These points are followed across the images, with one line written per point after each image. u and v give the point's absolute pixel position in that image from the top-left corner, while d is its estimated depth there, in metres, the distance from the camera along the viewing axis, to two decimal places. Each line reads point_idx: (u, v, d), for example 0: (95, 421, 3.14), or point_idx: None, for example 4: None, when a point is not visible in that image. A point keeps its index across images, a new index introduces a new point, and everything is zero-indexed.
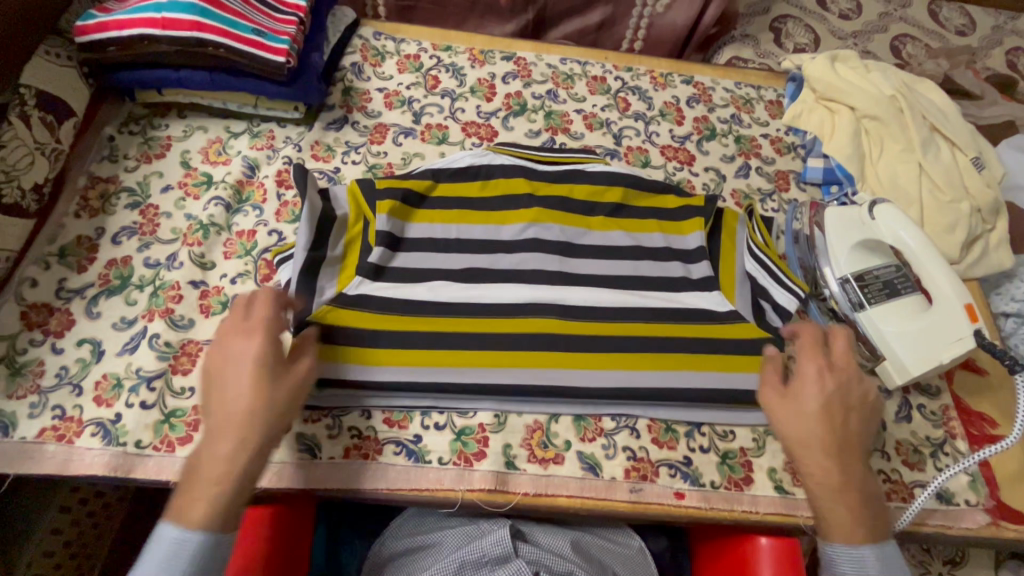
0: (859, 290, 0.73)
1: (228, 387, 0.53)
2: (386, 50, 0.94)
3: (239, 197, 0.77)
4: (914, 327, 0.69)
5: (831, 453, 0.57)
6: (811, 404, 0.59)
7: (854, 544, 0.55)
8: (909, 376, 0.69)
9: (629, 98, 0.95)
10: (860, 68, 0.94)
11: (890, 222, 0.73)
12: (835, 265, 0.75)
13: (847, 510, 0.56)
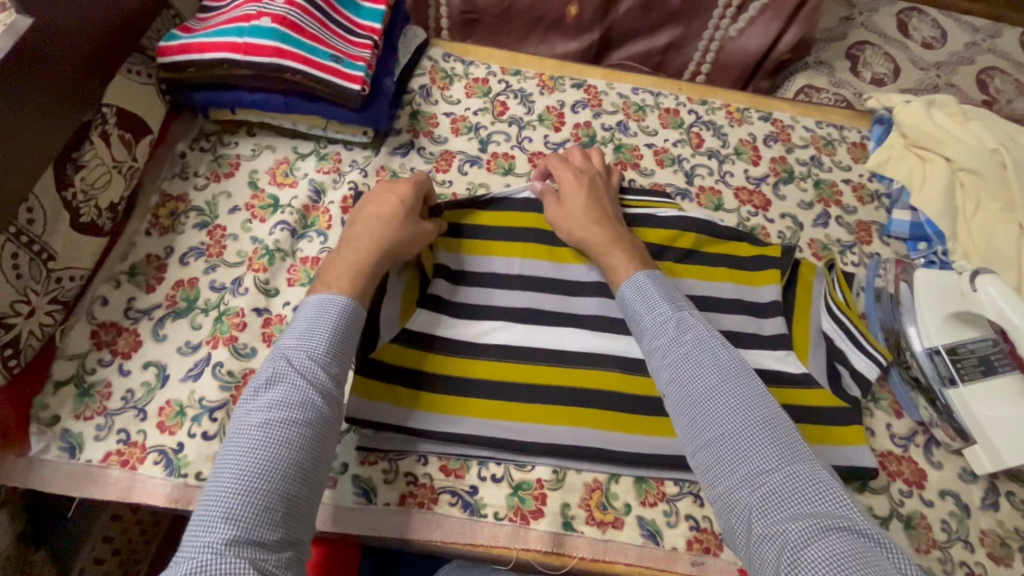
0: (952, 364, 0.69)
1: (376, 210, 0.67)
2: (454, 72, 0.92)
3: (304, 222, 0.76)
4: (1011, 411, 0.65)
5: (594, 224, 0.71)
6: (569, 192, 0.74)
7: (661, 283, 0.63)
8: (1004, 466, 0.65)
9: (703, 134, 0.91)
10: (957, 115, 0.88)
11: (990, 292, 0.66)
12: (924, 332, 0.71)
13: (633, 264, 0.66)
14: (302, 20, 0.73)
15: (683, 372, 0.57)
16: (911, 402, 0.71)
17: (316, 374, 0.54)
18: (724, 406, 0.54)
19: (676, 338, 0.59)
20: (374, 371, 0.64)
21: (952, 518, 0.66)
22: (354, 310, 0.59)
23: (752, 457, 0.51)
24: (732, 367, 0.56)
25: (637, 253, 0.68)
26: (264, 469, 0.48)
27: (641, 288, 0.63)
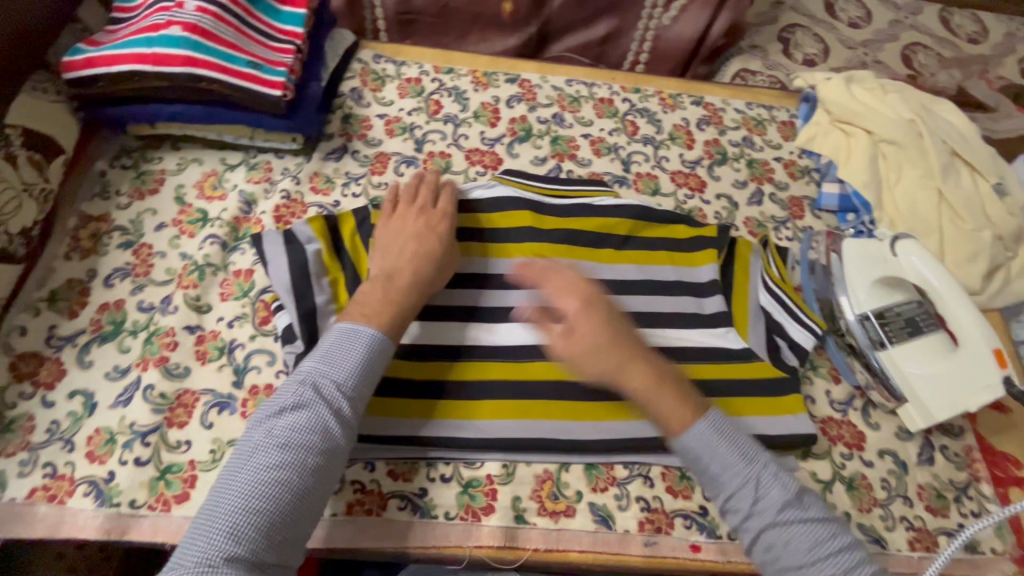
0: (880, 328, 0.71)
1: (410, 229, 0.69)
2: (386, 73, 0.91)
3: (236, 234, 0.74)
4: (938, 369, 0.67)
5: (630, 360, 0.60)
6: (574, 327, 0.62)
7: (689, 425, 0.59)
8: (934, 420, 0.67)
9: (637, 121, 0.92)
10: (876, 89, 0.92)
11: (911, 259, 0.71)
12: (854, 299, 0.73)
13: (675, 399, 0.60)
14: (215, 27, 0.71)
15: (715, 472, 0.58)
16: (847, 367, 0.74)
17: (335, 406, 0.55)
18: (742, 500, 0.57)
19: (694, 434, 0.59)
20: None
21: (891, 476, 0.69)
22: (382, 346, 0.60)
23: (774, 534, 0.55)
24: (741, 462, 0.58)
25: (663, 372, 0.61)
26: (273, 493, 0.50)
27: (683, 438, 0.59)
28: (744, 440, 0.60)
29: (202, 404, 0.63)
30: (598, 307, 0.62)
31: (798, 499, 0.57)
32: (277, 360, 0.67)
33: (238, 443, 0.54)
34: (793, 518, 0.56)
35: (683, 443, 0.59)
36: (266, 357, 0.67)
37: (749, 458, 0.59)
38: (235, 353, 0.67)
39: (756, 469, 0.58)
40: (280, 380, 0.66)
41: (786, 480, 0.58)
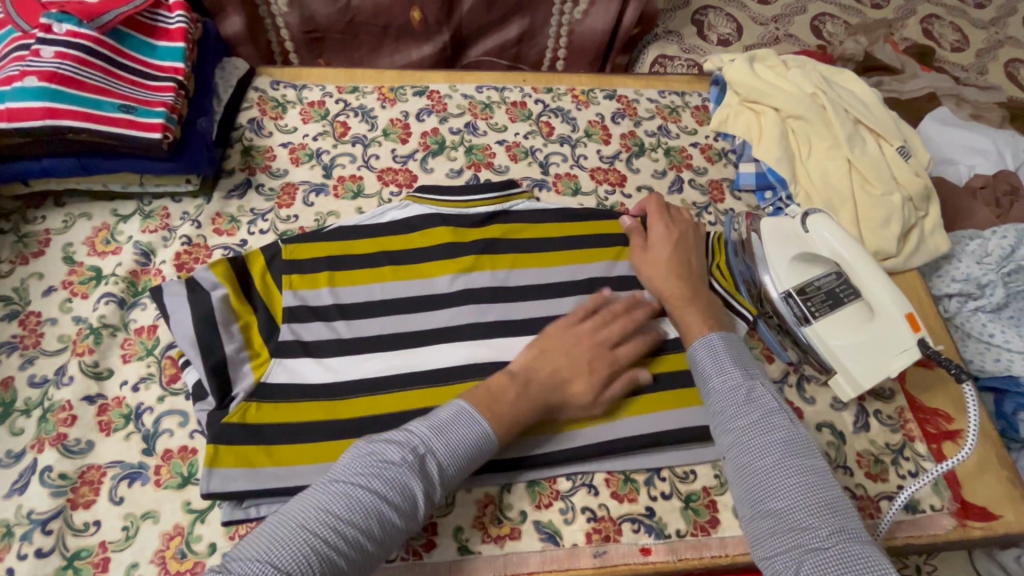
0: (802, 305, 0.71)
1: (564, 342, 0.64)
2: (286, 99, 0.87)
3: (134, 289, 0.69)
4: (860, 338, 0.68)
5: (672, 274, 0.71)
6: (649, 249, 0.74)
7: (704, 336, 0.64)
8: (861, 389, 0.68)
9: (552, 122, 0.91)
10: (778, 67, 0.93)
11: (824, 233, 0.72)
12: (776, 277, 0.74)
13: (692, 313, 0.67)
14: (78, 72, 0.66)
15: (712, 380, 0.60)
16: (779, 346, 0.75)
17: (431, 479, 0.53)
18: (729, 397, 0.58)
19: (705, 345, 0.63)
20: (231, 437, 0.60)
21: (831, 448, 0.70)
22: (490, 445, 0.56)
23: (747, 439, 0.55)
24: (739, 371, 0.60)
25: (694, 295, 0.69)
26: (338, 540, 0.46)
27: (714, 351, 0.62)
28: (746, 358, 0.62)
29: (110, 479, 0.59)
30: (680, 230, 0.75)
31: (791, 417, 0.57)
32: (190, 420, 0.63)
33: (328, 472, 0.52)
34: (772, 433, 0.55)
35: (710, 390, 0.60)
36: (177, 419, 0.63)
37: (750, 371, 0.61)
38: (142, 418, 0.62)
39: (756, 381, 0.59)
40: (195, 441, 0.62)
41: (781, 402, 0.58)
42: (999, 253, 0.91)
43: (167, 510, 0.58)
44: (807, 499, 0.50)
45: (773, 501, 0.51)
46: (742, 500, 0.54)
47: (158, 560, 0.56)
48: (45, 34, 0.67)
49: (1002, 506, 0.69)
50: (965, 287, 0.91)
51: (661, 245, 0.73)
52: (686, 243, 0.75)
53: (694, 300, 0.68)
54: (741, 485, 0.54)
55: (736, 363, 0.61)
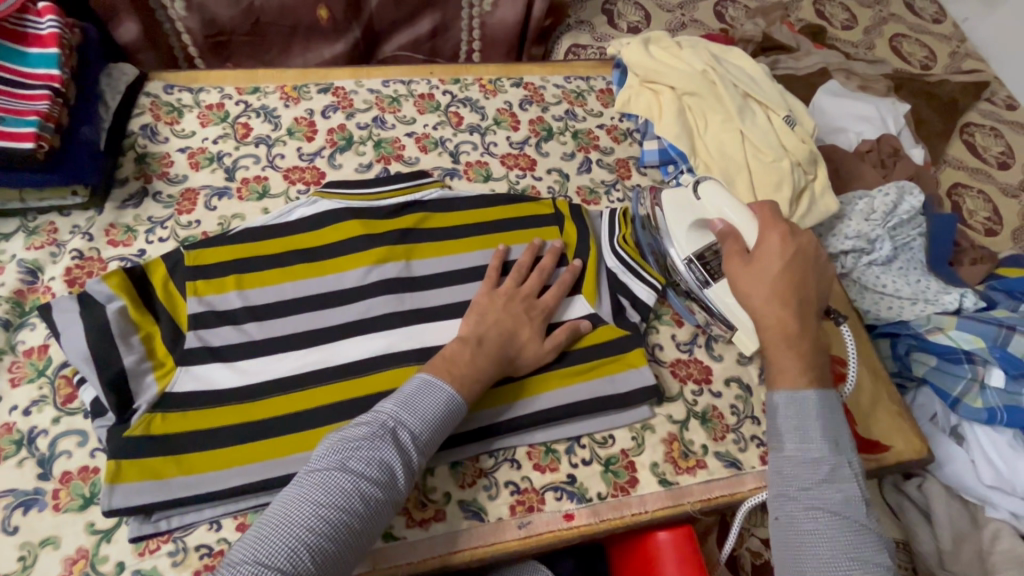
0: (701, 269, 0.75)
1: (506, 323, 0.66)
2: (182, 103, 0.85)
3: (21, 310, 0.66)
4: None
5: (797, 306, 0.65)
6: (757, 267, 0.67)
7: (798, 390, 0.62)
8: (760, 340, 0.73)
9: (461, 111, 0.92)
10: (672, 47, 0.98)
11: (714, 198, 0.75)
12: (678, 247, 0.76)
13: (789, 359, 0.63)
14: None
15: (787, 439, 0.62)
16: (686, 310, 0.79)
17: (407, 456, 0.54)
18: (806, 473, 0.59)
19: (791, 398, 0.62)
20: (134, 450, 0.58)
21: (739, 400, 0.74)
22: (458, 408, 0.58)
23: (807, 516, 0.57)
24: (824, 446, 0.60)
25: (802, 331, 0.64)
26: (324, 529, 0.47)
27: (800, 408, 0.62)
28: (839, 415, 0.62)
29: (2, 509, 0.56)
30: (800, 246, 0.68)
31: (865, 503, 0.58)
32: (90, 439, 0.60)
33: (301, 471, 0.52)
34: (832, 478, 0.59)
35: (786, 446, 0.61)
36: (76, 439, 0.60)
37: (838, 444, 0.60)
38: (36, 442, 0.59)
39: (841, 460, 0.60)
40: (97, 460, 0.59)
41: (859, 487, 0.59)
42: (884, 210, 0.98)
43: (69, 535, 0.55)
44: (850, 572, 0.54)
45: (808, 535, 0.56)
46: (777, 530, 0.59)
47: None
48: None
49: (894, 438, 0.75)
50: (858, 242, 0.97)
51: (771, 258, 0.67)
52: (801, 248, 0.68)
53: (796, 345, 0.64)
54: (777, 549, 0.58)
55: (823, 413, 0.61)
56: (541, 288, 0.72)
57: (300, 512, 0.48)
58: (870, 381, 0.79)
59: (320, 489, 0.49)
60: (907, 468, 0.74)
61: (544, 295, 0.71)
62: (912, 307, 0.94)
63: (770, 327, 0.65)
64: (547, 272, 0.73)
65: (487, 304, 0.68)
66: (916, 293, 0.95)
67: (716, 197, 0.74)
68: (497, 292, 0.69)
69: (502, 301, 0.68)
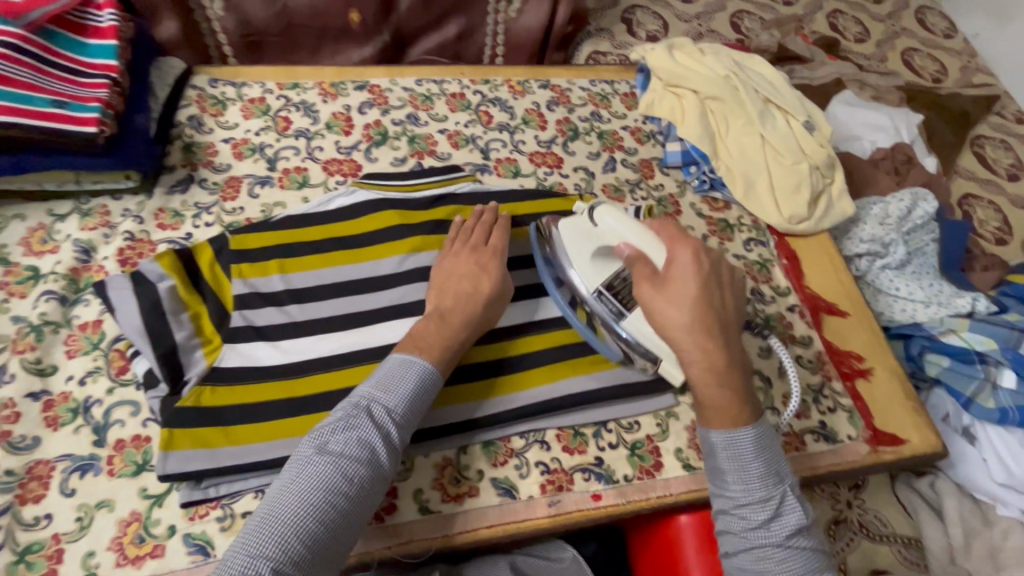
0: (614, 299, 0.70)
1: (465, 287, 0.68)
2: (226, 96, 0.88)
3: (76, 286, 0.69)
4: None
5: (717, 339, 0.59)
6: (670, 294, 0.60)
7: (733, 430, 0.57)
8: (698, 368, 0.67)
9: (491, 111, 0.95)
10: (695, 53, 1.01)
11: (609, 227, 0.67)
12: (585, 276, 0.71)
13: (722, 395, 0.58)
14: (6, 69, 0.66)
15: (729, 481, 0.57)
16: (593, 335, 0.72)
17: (386, 432, 0.55)
18: (752, 514, 0.55)
19: (728, 439, 0.57)
20: (185, 420, 0.60)
21: (759, 392, 0.76)
22: (432, 380, 0.60)
23: (757, 558, 0.54)
24: (766, 486, 0.55)
25: (727, 366, 0.58)
26: (313, 509, 0.49)
27: (738, 445, 0.57)
28: (776, 453, 0.58)
29: (60, 472, 0.58)
30: (683, 273, 0.61)
31: (811, 532, 0.55)
32: (143, 409, 0.63)
33: (287, 464, 0.53)
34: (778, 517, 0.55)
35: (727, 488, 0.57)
36: (129, 409, 0.63)
37: (778, 478, 0.56)
38: (91, 411, 0.62)
39: (784, 495, 0.56)
40: (148, 429, 0.62)
41: (805, 518, 0.55)
42: (897, 215, 1.01)
43: (122, 498, 0.58)
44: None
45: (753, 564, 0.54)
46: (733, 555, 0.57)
47: (116, 546, 0.56)
48: None
49: (910, 432, 0.78)
50: (873, 246, 1.00)
51: (686, 280, 0.60)
52: (712, 264, 0.63)
53: (727, 381, 0.58)
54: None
55: (760, 452, 0.56)
56: (488, 240, 0.74)
57: (285, 497, 0.49)
58: (886, 376, 0.82)
59: (303, 475, 0.50)
60: (922, 462, 0.76)
61: (490, 246, 0.73)
62: (925, 309, 0.97)
63: (695, 360, 0.59)
64: (488, 225, 0.75)
65: (444, 272, 0.70)
66: (929, 296, 0.98)
67: (614, 220, 0.66)
68: (447, 259, 0.71)
69: (454, 267, 0.70)
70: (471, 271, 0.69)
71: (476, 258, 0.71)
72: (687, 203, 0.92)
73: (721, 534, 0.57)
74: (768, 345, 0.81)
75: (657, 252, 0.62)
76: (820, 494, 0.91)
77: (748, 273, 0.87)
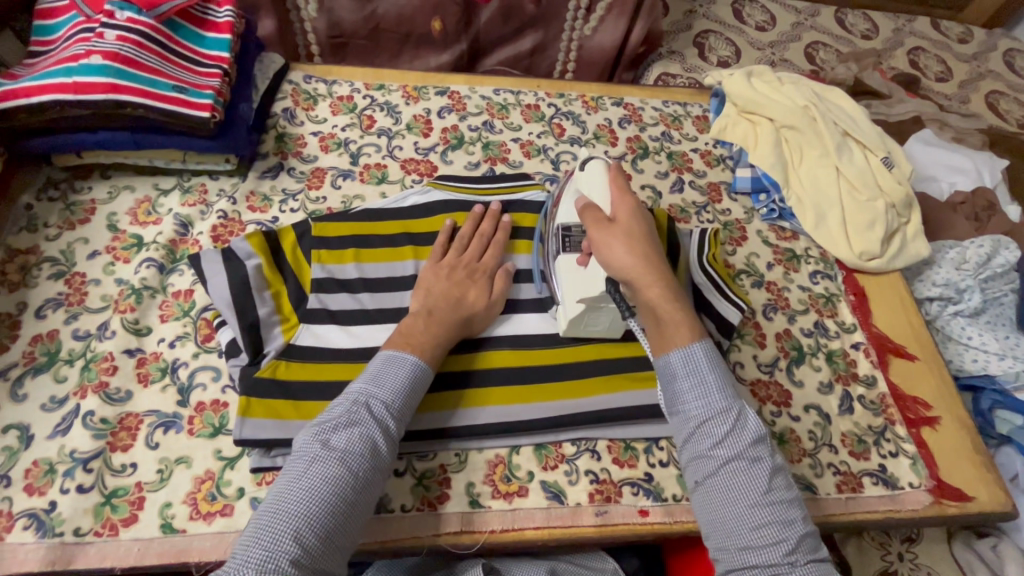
0: (562, 238, 0.71)
1: (454, 292, 0.70)
2: (318, 93, 0.94)
3: (173, 256, 0.74)
4: (573, 277, 0.69)
5: (652, 266, 0.63)
6: (623, 228, 0.65)
7: (688, 346, 0.60)
8: (571, 321, 0.70)
9: (563, 123, 0.98)
10: (773, 81, 1.02)
11: (590, 178, 0.71)
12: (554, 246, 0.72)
13: (677, 312, 0.61)
14: (136, 54, 0.73)
15: (688, 400, 0.58)
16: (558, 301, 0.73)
17: (384, 425, 0.57)
18: (714, 428, 0.56)
19: (684, 354, 0.59)
20: (262, 390, 0.64)
21: (817, 427, 0.75)
22: (422, 373, 0.62)
23: (726, 473, 0.54)
24: (724, 395, 0.57)
25: (673, 286, 0.63)
26: (319, 506, 0.50)
27: (690, 359, 0.59)
28: (726, 372, 0.59)
29: (146, 426, 0.63)
30: (624, 218, 0.66)
31: (772, 446, 0.56)
32: (223, 376, 0.67)
33: (287, 463, 0.55)
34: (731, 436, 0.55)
35: (682, 405, 0.58)
36: (210, 374, 0.67)
37: (735, 392, 0.58)
38: (178, 372, 0.67)
39: (742, 406, 0.57)
40: (227, 396, 0.66)
41: (763, 427, 0.56)
42: (976, 260, 0.97)
43: (199, 456, 0.62)
44: (781, 521, 0.52)
45: (711, 473, 0.54)
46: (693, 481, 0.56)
47: (190, 501, 0.59)
48: (108, 19, 0.74)
49: (976, 488, 0.74)
50: (945, 291, 0.97)
51: (627, 222, 0.66)
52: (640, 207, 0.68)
53: (677, 298, 0.62)
54: (708, 520, 0.54)
55: (714, 369, 0.59)
56: (483, 252, 0.76)
57: (291, 492, 0.51)
58: (955, 426, 0.78)
59: (305, 472, 0.52)
60: (989, 521, 0.72)
61: (484, 258, 0.75)
62: (999, 361, 0.92)
63: (643, 279, 0.63)
64: (486, 237, 0.77)
65: (432, 278, 0.72)
66: (1004, 348, 0.93)
67: (591, 176, 0.71)
68: (441, 263, 0.74)
69: (445, 272, 0.72)
70: (456, 278, 0.72)
71: (465, 266, 0.73)
72: (754, 230, 0.91)
73: (691, 464, 0.57)
74: (829, 381, 0.79)
75: (604, 201, 0.69)
76: (869, 542, 0.86)
77: (813, 306, 0.85)
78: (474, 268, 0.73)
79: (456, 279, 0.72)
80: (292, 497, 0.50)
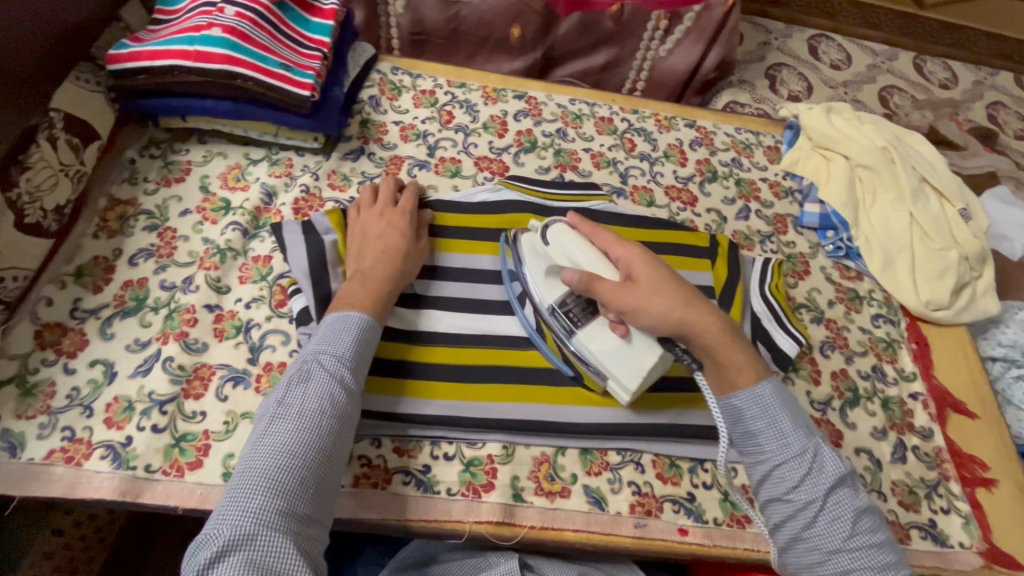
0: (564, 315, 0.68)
1: (382, 246, 0.71)
2: (403, 84, 0.97)
3: (256, 223, 0.78)
4: (620, 352, 0.65)
5: (693, 305, 0.61)
6: (643, 281, 0.62)
7: (753, 386, 0.59)
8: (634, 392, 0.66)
9: (635, 139, 0.99)
10: (854, 119, 1.01)
11: (559, 245, 0.68)
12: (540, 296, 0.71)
13: (738, 355, 0.60)
14: (251, 31, 0.79)
15: (761, 440, 0.59)
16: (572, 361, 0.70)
17: (340, 376, 0.58)
18: (789, 472, 0.57)
19: (752, 395, 0.59)
20: None
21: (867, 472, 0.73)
22: (369, 325, 0.63)
23: (806, 522, 0.56)
24: (798, 436, 0.58)
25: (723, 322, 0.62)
26: (288, 459, 0.52)
27: (760, 398, 0.59)
28: (796, 407, 0.60)
29: (218, 378, 0.66)
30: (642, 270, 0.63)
31: (851, 487, 0.57)
32: (292, 341, 0.70)
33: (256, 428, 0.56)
34: (817, 483, 0.56)
35: (755, 441, 0.59)
36: (280, 338, 0.70)
37: (807, 429, 0.58)
38: (251, 332, 0.70)
39: (816, 446, 0.58)
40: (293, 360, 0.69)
41: (842, 466, 0.57)
42: None
43: None
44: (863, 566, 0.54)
45: (808, 525, 0.56)
46: (778, 533, 0.58)
47: None
48: None
49: None
50: (1011, 352, 0.94)
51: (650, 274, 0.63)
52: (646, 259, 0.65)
53: (740, 342, 0.61)
54: (796, 561, 0.57)
55: (785, 409, 0.59)
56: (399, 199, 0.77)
57: (259, 449, 0.53)
58: (1011, 490, 0.76)
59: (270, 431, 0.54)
60: None
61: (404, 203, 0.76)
62: None
63: (699, 330, 0.60)
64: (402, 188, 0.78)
65: (360, 240, 0.72)
66: None
67: (561, 245, 0.68)
68: (361, 225, 0.74)
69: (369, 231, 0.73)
70: (383, 233, 0.72)
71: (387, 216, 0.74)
72: (818, 266, 0.90)
73: (766, 505, 0.58)
74: (884, 428, 0.77)
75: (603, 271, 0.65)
76: None
77: (872, 349, 0.84)
78: (397, 221, 0.74)
79: (382, 235, 0.72)
80: (261, 454, 0.52)
